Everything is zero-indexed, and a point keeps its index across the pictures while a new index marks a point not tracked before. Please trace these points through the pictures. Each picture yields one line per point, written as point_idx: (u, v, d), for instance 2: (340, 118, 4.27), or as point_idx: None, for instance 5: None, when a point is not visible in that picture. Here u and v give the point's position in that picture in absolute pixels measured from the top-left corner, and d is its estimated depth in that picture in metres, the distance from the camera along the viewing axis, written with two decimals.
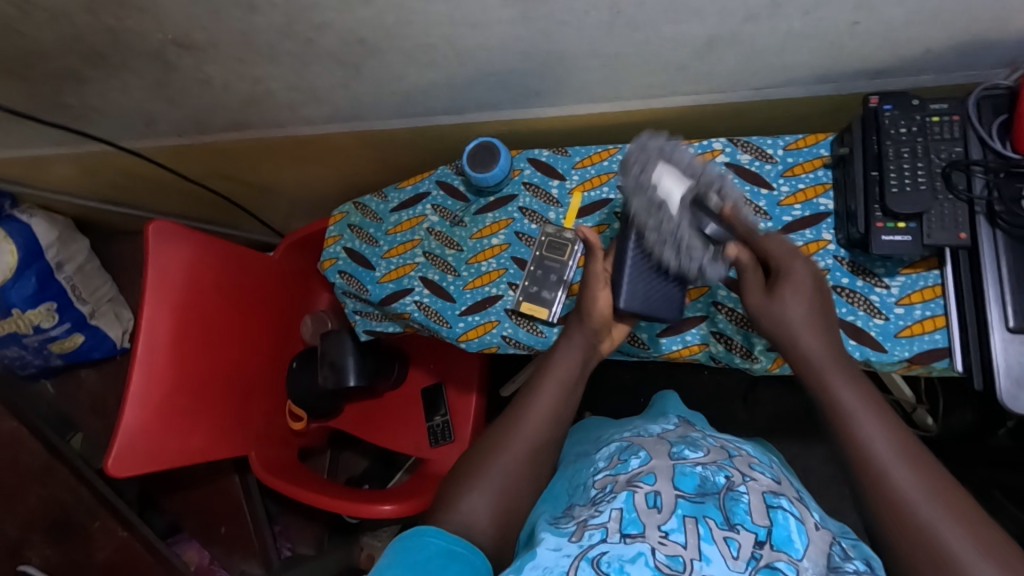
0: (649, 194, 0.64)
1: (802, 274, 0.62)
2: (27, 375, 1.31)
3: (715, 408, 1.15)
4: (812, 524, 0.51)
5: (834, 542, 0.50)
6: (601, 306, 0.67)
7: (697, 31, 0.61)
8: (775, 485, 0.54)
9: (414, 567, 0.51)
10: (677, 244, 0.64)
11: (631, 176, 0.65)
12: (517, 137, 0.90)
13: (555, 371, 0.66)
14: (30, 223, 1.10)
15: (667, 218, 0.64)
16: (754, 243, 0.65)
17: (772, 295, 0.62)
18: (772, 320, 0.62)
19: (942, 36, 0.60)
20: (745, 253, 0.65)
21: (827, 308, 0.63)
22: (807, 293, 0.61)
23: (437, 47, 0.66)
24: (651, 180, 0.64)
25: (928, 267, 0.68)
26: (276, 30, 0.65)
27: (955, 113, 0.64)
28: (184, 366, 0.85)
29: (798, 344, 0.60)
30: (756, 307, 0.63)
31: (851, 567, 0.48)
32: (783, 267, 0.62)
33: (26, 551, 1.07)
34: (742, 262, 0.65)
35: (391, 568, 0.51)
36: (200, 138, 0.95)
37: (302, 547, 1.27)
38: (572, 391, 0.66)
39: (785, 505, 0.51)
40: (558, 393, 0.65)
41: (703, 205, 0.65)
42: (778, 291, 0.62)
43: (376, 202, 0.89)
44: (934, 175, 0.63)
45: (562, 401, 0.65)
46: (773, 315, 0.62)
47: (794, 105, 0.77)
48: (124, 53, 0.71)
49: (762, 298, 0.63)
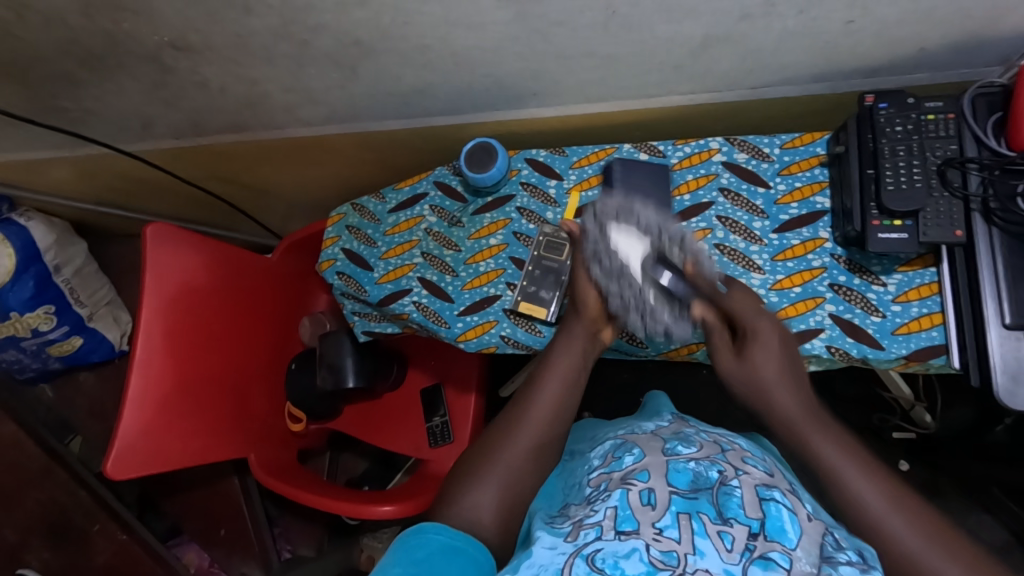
0: (609, 260, 0.66)
1: (768, 335, 0.64)
2: (26, 378, 1.31)
3: (714, 408, 1.15)
4: (804, 515, 0.51)
5: (828, 533, 0.51)
6: (593, 299, 0.68)
7: (692, 31, 0.61)
8: (767, 478, 0.54)
9: (419, 564, 0.50)
10: (642, 307, 0.65)
11: (590, 242, 0.68)
12: (514, 138, 0.90)
13: (557, 369, 0.67)
14: (28, 226, 1.10)
15: (629, 283, 0.65)
16: (718, 303, 0.66)
17: (742, 358, 0.64)
18: (744, 381, 0.64)
19: (935, 34, 0.60)
20: (711, 315, 0.66)
21: (795, 362, 0.65)
22: (775, 352, 0.64)
23: (433, 48, 0.66)
24: (610, 248, 0.66)
25: (924, 264, 0.68)
26: (271, 32, 0.65)
27: (950, 111, 0.64)
28: (183, 368, 0.85)
29: (769, 404, 0.63)
30: (726, 370, 0.65)
31: (842, 557, 0.48)
32: (751, 329, 0.64)
33: (24, 554, 1.07)
34: (709, 325, 0.66)
35: (396, 565, 0.50)
36: (197, 140, 0.95)
37: (302, 548, 1.27)
38: (573, 387, 0.66)
39: (777, 497, 0.51)
40: (560, 390, 0.65)
41: (664, 259, 0.66)
42: (748, 354, 0.64)
43: (374, 203, 0.89)
44: (929, 173, 0.63)
45: (564, 399, 0.65)
46: (742, 376, 0.64)
47: (790, 104, 0.77)
48: (120, 56, 0.71)
49: (733, 360, 0.65)
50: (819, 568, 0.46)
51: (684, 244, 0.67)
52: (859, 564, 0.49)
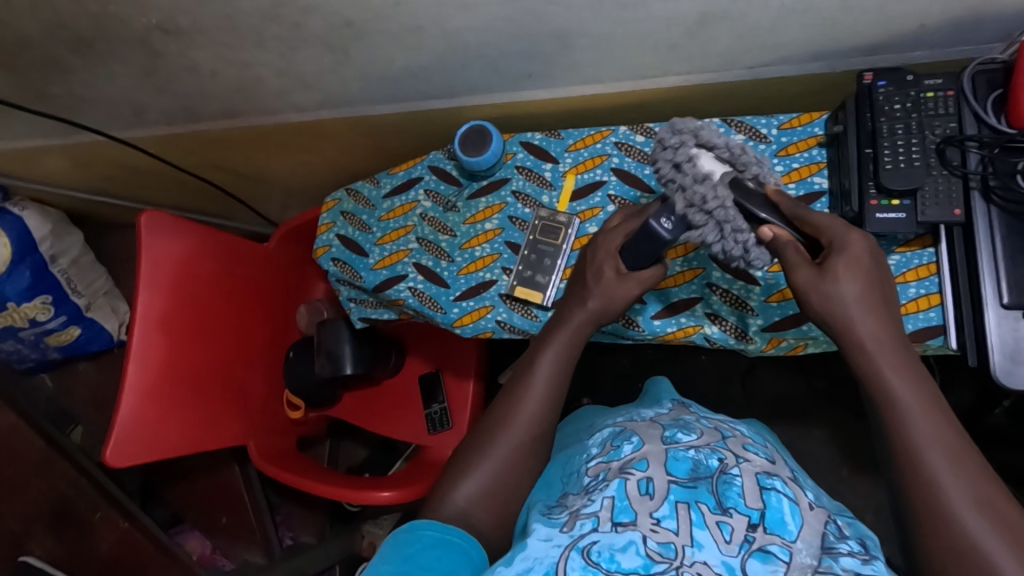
0: (690, 170, 0.57)
1: (858, 248, 0.55)
2: (25, 369, 1.30)
3: (713, 392, 1.15)
4: (806, 504, 0.51)
5: (829, 521, 0.51)
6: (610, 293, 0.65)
7: (689, 8, 0.60)
8: (768, 467, 0.54)
9: (407, 560, 0.51)
10: (721, 220, 0.57)
11: (668, 152, 0.58)
12: (509, 121, 0.89)
13: (554, 341, 0.66)
14: (22, 216, 1.09)
15: (712, 195, 0.56)
16: (800, 221, 0.58)
17: (823, 270, 0.55)
18: (824, 303, 0.55)
19: (935, 10, 0.59)
20: (786, 233, 0.58)
21: (883, 285, 0.56)
22: (863, 268, 0.55)
23: (425, 29, 0.65)
24: (690, 155, 0.57)
25: (922, 245, 0.67)
26: (261, 13, 0.64)
27: (950, 88, 0.63)
28: (178, 355, 0.84)
29: (852, 332, 0.54)
30: (804, 285, 0.55)
31: (844, 547, 0.48)
32: (836, 240, 0.56)
33: (26, 542, 1.07)
34: (781, 242, 0.58)
35: (385, 562, 0.51)
36: (190, 127, 0.94)
37: (304, 535, 1.27)
38: (564, 361, 0.65)
39: (779, 487, 0.51)
40: (555, 359, 0.65)
41: (745, 185, 0.58)
42: (832, 266, 0.55)
43: (369, 188, 0.88)
44: (928, 151, 0.62)
45: (559, 368, 0.64)
46: (823, 293, 0.55)
47: (788, 84, 0.76)
48: (109, 40, 0.71)
49: (811, 272, 0.55)
50: (820, 560, 0.46)
51: (760, 172, 0.60)
52: (861, 554, 0.48)
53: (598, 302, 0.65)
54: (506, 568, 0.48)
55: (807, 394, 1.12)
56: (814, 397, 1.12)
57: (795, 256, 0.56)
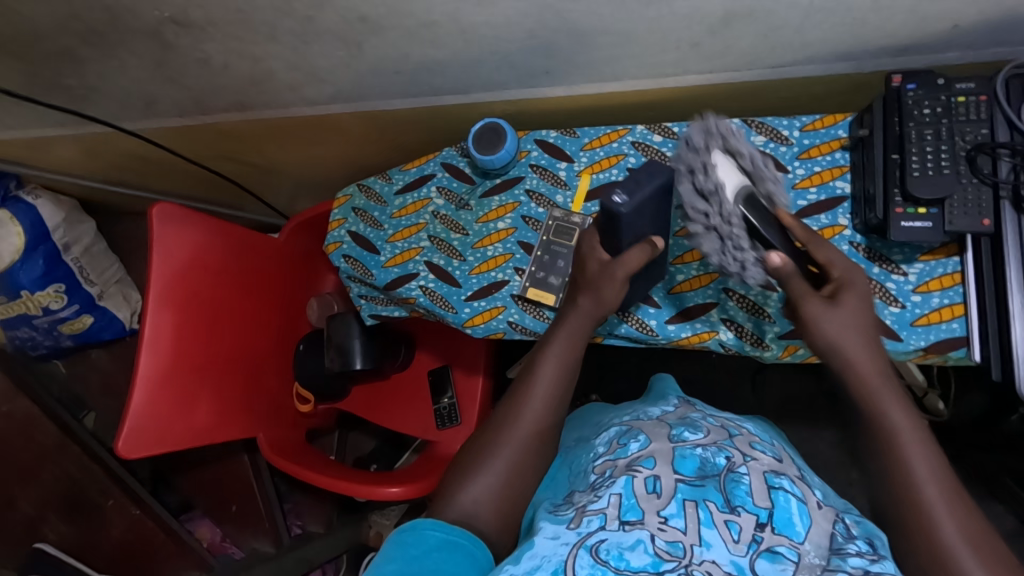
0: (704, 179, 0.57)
1: (859, 284, 0.57)
2: (38, 356, 1.31)
3: (723, 392, 1.13)
4: (814, 503, 0.50)
5: (838, 521, 0.50)
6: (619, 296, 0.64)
7: (713, 6, 0.58)
8: (776, 465, 0.53)
9: (412, 560, 0.51)
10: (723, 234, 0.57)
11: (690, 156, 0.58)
12: (523, 118, 0.87)
13: (554, 343, 0.65)
14: (36, 205, 1.10)
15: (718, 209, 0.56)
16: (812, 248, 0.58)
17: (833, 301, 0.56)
18: (824, 335, 0.55)
19: (970, 12, 0.57)
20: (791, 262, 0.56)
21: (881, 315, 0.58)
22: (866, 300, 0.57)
23: (441, 24, 0.64)
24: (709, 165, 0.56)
25: (948, 253, 0.65)
26: (274, 7, 0.63)
27: (982, 93, 0.61)
28: (190, 345, 0.84)
29: (847, 357, 0.55)
30: (816, 317, 0.55)
31: (852, 547, 0.47)
32: (843, 274, 0.57)
33: (42, 526, 1.09)
34: (788, 270, 0.56)
35: (390, 562, 0.51)
36: (200, 119, 0.94)
37: (312, 524, 1.29)
38: (565, 366, 0.64)
39: (787, 486, 0.50)
40: (558, 362, 0.64)
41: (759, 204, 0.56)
42: (840, 296, 0.56)
43: (380, 184, 0.87)
44: (958, 158, 0.60)
45: (563, 375, 0.64)
46: (836, 322, 0.55)
47: (812, 85, 0.74)
48: (121, 32, 0.70)
49: (822, 301, 0.55)
50: (829, 559, 0.45)
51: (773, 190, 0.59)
52: (870, 553, 0.47)
53: (595, 302, 0.64)
54: (514, 567, 0.48)
55: (819, 395, 1.10)
56: (825, 398, 1.10)
57: (801, 287, 0.56)
